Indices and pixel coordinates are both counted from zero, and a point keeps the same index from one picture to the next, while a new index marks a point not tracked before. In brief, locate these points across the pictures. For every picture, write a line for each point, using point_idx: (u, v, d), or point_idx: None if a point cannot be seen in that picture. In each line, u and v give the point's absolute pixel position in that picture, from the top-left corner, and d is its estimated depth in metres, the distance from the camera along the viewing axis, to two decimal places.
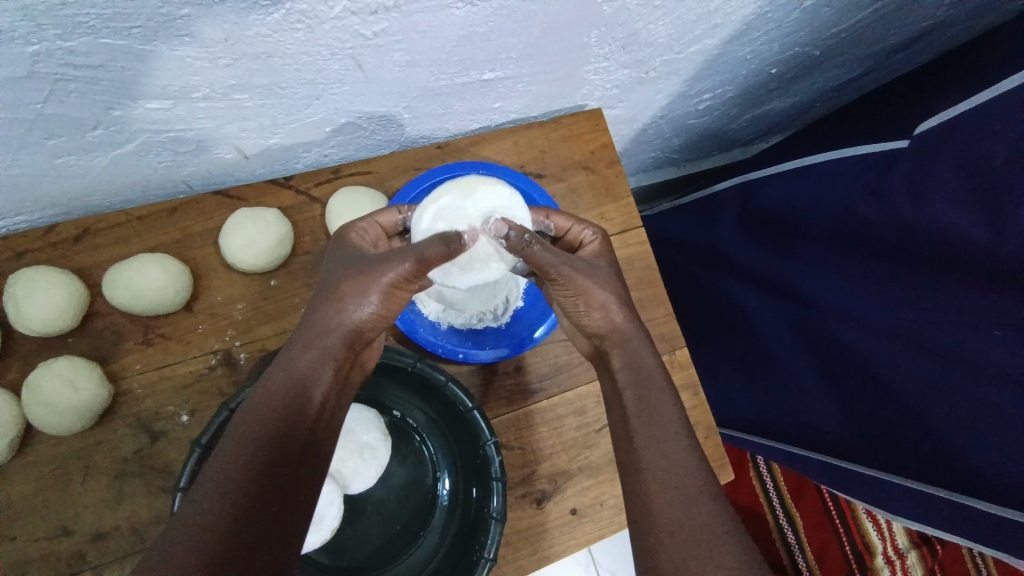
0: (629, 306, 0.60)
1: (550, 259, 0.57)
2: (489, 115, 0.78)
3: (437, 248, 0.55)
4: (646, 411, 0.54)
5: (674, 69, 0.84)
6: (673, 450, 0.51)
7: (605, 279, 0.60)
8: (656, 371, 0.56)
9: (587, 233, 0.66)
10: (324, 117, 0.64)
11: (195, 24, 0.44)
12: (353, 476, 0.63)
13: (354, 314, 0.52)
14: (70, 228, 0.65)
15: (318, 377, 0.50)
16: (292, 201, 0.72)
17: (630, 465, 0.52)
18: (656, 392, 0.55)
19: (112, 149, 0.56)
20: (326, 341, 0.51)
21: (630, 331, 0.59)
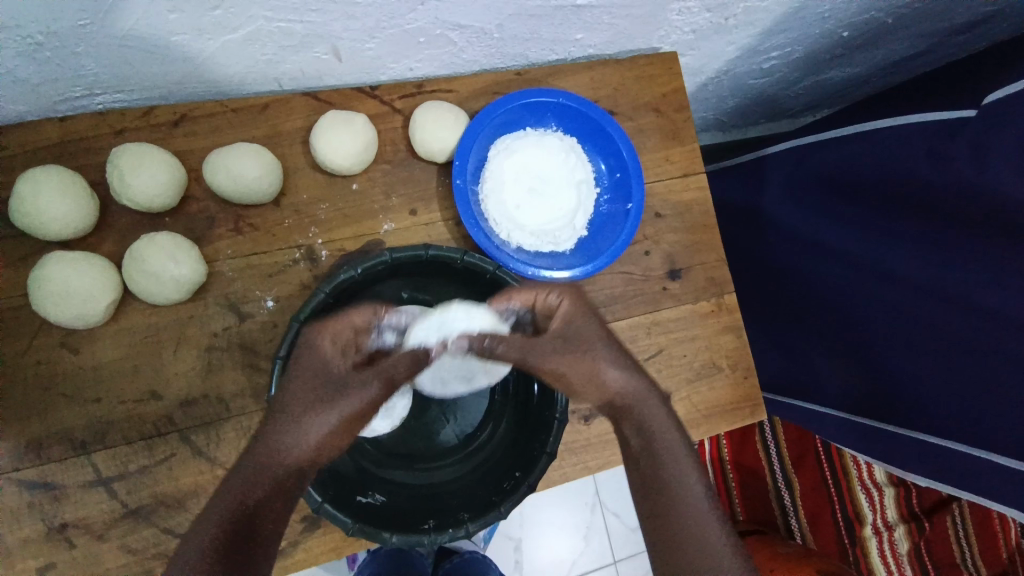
0: (625, 363, 0.61)
1: (528, 351, 0.59)
2: (569, 47, 0.79)
3: (404, 364, 0.59)
4: (673, 478, 0.56)
5: (751, 19, 0.85)
6: (706, 519, 0.55)
7: (590, 350, 0.60)
8: (671, 431, 0.58)
9: (553, 301, 0.61)
10: (421, 26, 0.65)
11: None
12: (432, 382, 0.69)
13: (309, 436, 0.54)
14: (167, 113, 0.67)
15: (274, 478, 0.52)
16: (375, 110, 0.74)
17: (666, 533, 0.54)
18: (676, 458, 0.57)
19: (224, 34, 0.58)
20: (281, 458, 0.52)
21: (641, 393, 0.60)
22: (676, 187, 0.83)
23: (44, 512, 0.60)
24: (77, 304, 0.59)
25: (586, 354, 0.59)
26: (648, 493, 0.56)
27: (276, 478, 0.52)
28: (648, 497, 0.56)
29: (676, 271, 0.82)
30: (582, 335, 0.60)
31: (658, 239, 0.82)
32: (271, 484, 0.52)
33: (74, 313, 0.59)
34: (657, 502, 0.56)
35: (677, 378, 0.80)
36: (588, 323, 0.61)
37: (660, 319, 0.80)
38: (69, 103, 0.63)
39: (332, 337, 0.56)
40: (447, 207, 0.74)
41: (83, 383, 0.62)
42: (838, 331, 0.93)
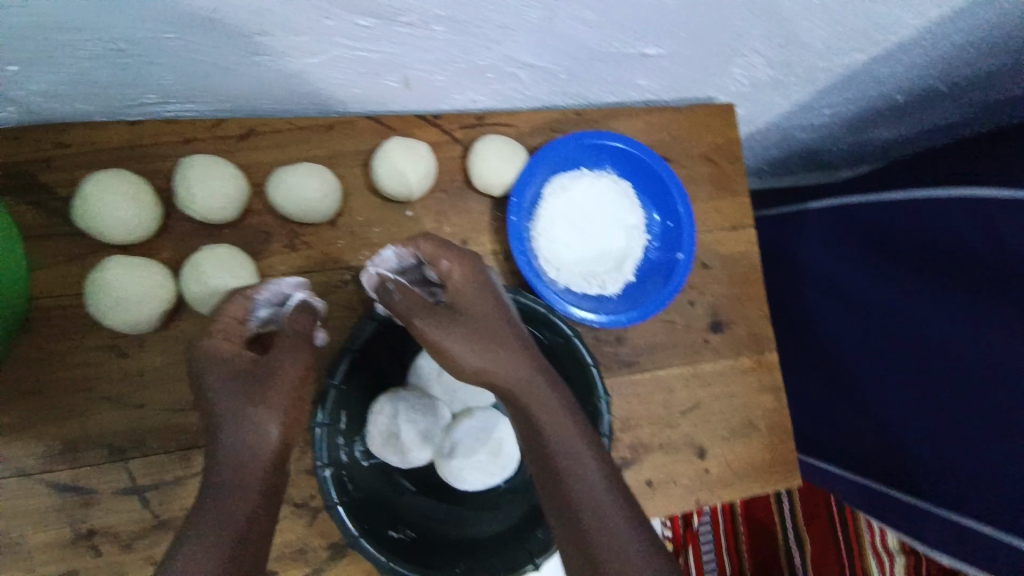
0: (507, 334, 0.55)
1: (436, 330, 0.53)
2: (630, 91, 0.79)
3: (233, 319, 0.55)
4: (560, 457, 0.52)
5: (812, 76, 0.84)
6: (603, 499, 0.51)
7: (479, 321, 0.55)
8: (544, 395, 0.54)
9: (446, 266, 0.56)
10: (493, 64, 0.65)
11: None
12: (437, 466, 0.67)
13: (268, 425, 0.52)
14: (236, 127, 0.68)
15: (242, 489, 0.50)
16: (436, 139, 0.74)
17: (567, 509, 0.51)
18: (563, 434, 0.53)
19: (304, 58, 0.59)
20: (245, 461, 0.51)
21: (519, 367, 0.54)
22: (724, 239, 0.82)
23: (71, 516, 0.60)
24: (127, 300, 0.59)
25: (469, 323, 0.54)
26: (543, 469, 0.53)
27: (246, 499, 0.50)
28: (542, 473, 0.53)
29: (719, 324, 0.80)
30: (473, 307, 0.55)
31: (704, 289, 0.81)
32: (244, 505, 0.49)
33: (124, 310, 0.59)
34: (551, 480, 0.52)
35: (712, 433, 0.78)
36: (473, 284, 0.56)
37: (700, 371, 0.79)
38: (140, 109, 0.64)
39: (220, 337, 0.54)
40: (498, 241, 0.74)
41: (126, 388, 0.62)
42: None
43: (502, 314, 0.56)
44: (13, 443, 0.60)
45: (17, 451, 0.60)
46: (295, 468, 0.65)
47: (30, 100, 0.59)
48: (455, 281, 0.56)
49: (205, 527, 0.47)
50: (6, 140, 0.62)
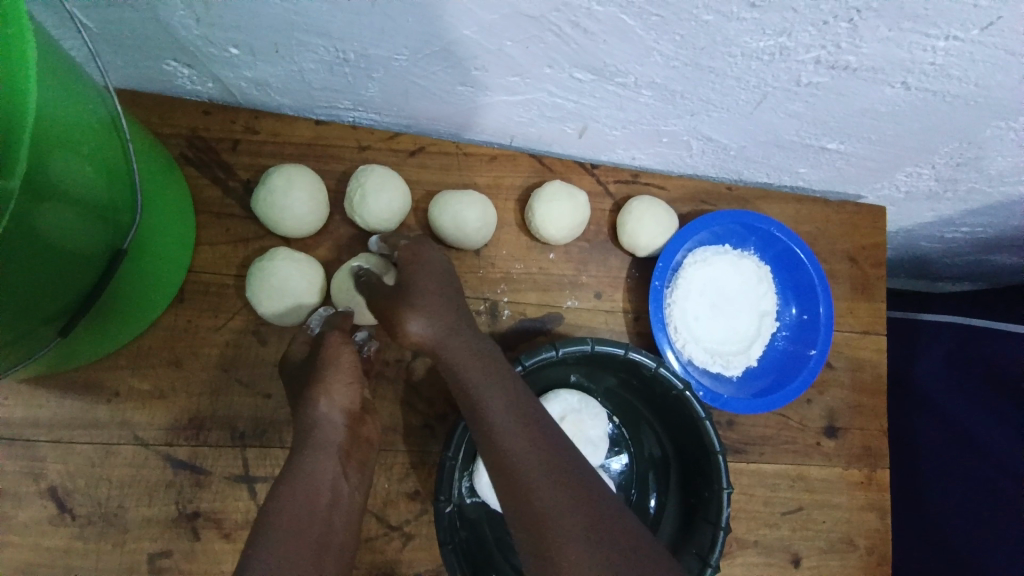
0: (430, 300, 0.54)
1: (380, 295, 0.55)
2: (785, 176, 0.78)
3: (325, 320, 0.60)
4: (494, 419, 0.50)
5: (969, 196, 0.82)
6: (543, 457, 0.47)
7: (416, 288, 0.55)
8: (505, 387, 0.52)
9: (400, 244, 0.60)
10: (675, 131, 0.66)
11: (701, 29, 0.47)
12: None
13: (335, 407, 0.54)
14: (408, 142, 0.69)
15: (318, 467, 0.51)
16: (590, 188, 0.74)
17: (525, 511, 0.45)
18: (491, 390, 0.51)
19: (503, 95, 0.60)
20: (319, 441, 0.53)
21: (444, 333, 0.54)
22: (852, 343, 0.79)
23: (179, 494, 0.60)
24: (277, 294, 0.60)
25: (406, 291, 0.54)
26: (500, 474, 0.48)
27: (322, 472, 0.51)
28: (497, 474, 0.48)
29: (834, 429, 0.77)
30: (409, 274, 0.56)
31: (824, 390, 0.78)
32: (321, 480, 0.51)
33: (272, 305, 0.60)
34: (506, 480, 0.47)
35: (810, 543, 0.74)
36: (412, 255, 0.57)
37: (808, 474, 0.75)
38: (328, 110, 0.66)
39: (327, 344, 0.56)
40: (630, 300, 0.73)
41: (258, 375, 0.62)
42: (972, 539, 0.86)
43: (441, 279, 0.56)
44: (142, 409, 0.61)
45: (146, 418, 0.61)
46: (397, 489, 0.64)
47: (238, 83, 0.61)
48: (410, 261, 0.57)
49: (289, 497, 0.48)
50: (201, 114, 0.65)
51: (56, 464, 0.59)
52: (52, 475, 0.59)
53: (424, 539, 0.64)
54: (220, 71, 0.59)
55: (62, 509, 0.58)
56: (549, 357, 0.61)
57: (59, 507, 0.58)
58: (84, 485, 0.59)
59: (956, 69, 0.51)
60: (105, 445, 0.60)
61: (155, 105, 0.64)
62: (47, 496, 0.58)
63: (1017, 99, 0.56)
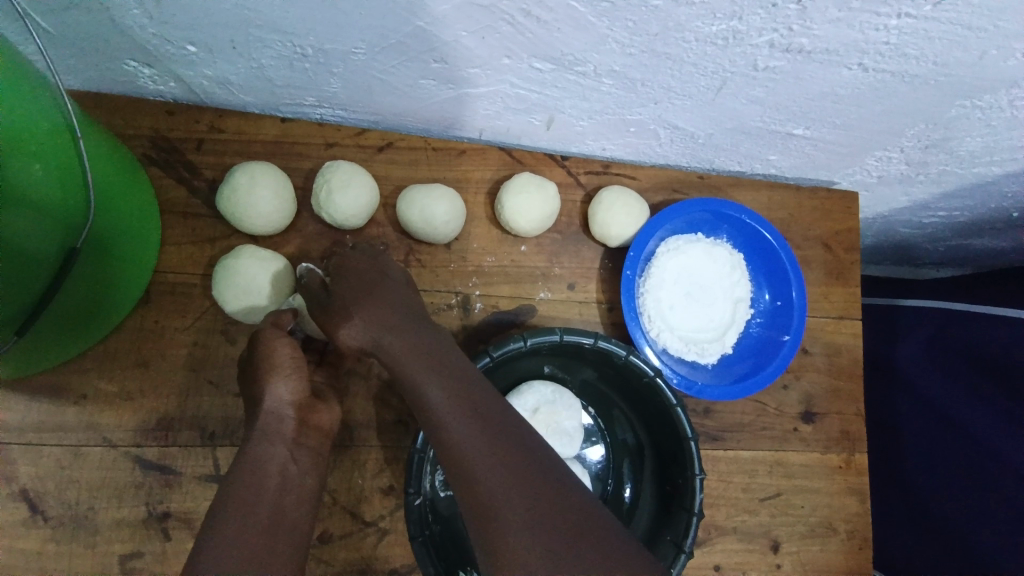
0: (370, 311, 0.54)
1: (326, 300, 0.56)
2: (757, 163, 0.78)
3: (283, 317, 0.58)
4: (435, 408, 0.48)
5: (940, 179, 0.82)
6: (487, 442, 0.46)
7: (356, 297, 0.54)
8: (446, 377, 0.50)
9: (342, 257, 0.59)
10: (641, 119, 0.66)
11: (653, 14, 0.47)
12: None
13: (282, 397, 0.53)
14: (376, 138, 0.69)
15: (268, 451, 0.50)
16: (561, 179, 0.74)
17: (472, 498, 0.44)
18: (431, 378, 0.50)
19: (466, 87, 0.60)
20: (271, 427, 0.52)
21: (378, 338, 0.53)
22: (827, 328, 0.80)
23: (149, 496, 0.60)
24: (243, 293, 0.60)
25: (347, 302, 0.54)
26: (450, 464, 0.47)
27: (272, 457, 0.50)
28: (447, 464, 0.47)
29: (812, 414, 0.77)
30: (352, 282, 0.56)
31: (801, 375, 0.78)
32: (272, 462, 0.50)
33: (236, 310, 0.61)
34: (456, 472, 0.46)
35: (790, 529, 0.74)
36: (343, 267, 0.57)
37: (786, 460, 0.75)
38: (293, 108, 0.66)
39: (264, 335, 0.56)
40: (603, 290, 0.73)
41: (227, 375, 0.62)
42: None
43: (380, 285, 0.56)
44: (111, 411, 0.60)
45: (114, 420, 0.60)
46: (371, 484, 0.64)
47: (199, 82, 0.61)
48: (346, 267, 0.57)
49: (238, 482, 0.48)
50: (165, 114, 0.65)
51: (27, 467, 0.58)
52: (23, 478, 0.58)
53: (399, 534, 0.63)
54: (181, 71, 0.59)
55: (32, 513, 0.58)
56: (518, 348, 0.61)
57: (32, 510, 0.58)
58: (54, 488, 0.59)
59: (911, 48, 0.51)
60: (74, 447, 0.59)
61: (118, 106, 0.64)
62: (18, 499, 0.58)
63: (977, 78, 0.57)
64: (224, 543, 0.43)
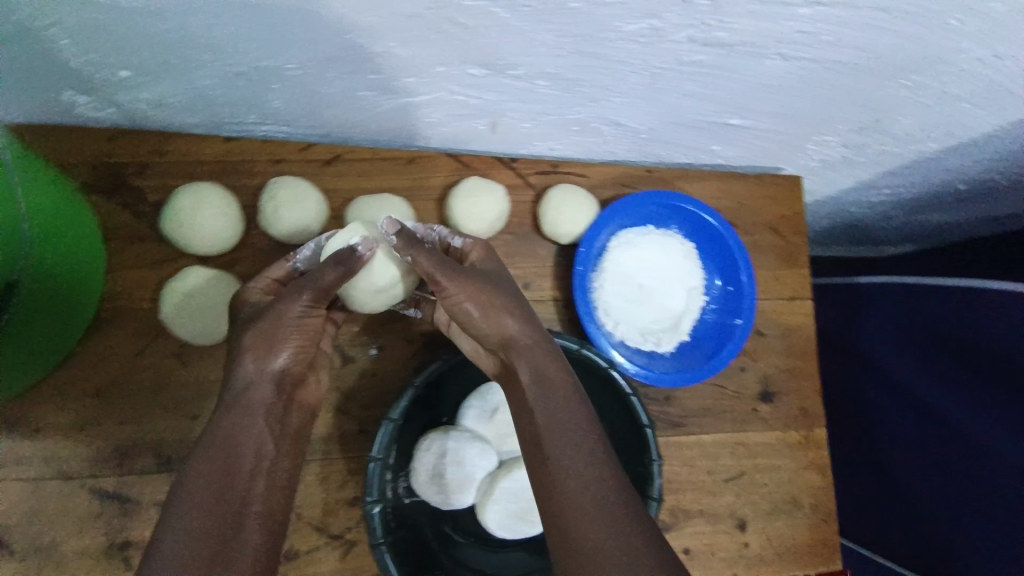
0: (520, 311, 0.56)
1: (423, 265, 0.54)
2: (703, 154, 0.80)
3: (331, 272, 0.53)
4: (540, 387, 0.52)
5: (880, 159, 0.85)
6: (576, 433, 0.49)
7: (493, 283, 0.56)
8: (545, 358, 0.54)
9: (467, 242, 0.60)
10: (582, 118, 0.67)
11: (575, 16, 0.48)
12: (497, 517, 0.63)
13: (273, 366, 0.52)
14: (323, 151, 0.69)
15: (243, 428, 0.49)
16: (511, 181, 0.75)
17: (557, 515, 0.45)
18: (538, 362, 0.54)
19: (406, 96, 0.61)
20: (248, 401, 0.50)
21: (520, 335, 0.55)
22: (781, 309, 0.82)
23: (110, 525, 0.59)
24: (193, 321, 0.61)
25: (484, 290, 0.55)
26: (535, 444, 0.50)
27: None
28: (533, 444, 0.50)
29: (770, 394, 0.79)
30: (486, 273, 0.57)
31: (757, 357, 0.80)
32: (246, 441, 0.49)
33: (167, 322, 0.61)
34: (539, 455, 0.49)
35: (755, 507, 0.76)
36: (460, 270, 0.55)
37: (748, 440, 0.77)
38: (236, 126, 0.66)
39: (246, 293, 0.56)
40: (559, 287, 0.75)
41: (184, 398, 0.62)
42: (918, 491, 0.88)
43: (511, 281, 0.58)
44: (66, 443, 0.60)
45: (70, 452, 0.60)
46: (337, 497, 0.64)
47: (136, 106, 0.61)
48: (483, 255, 0.59)
49: None
50: (106, 140, 0.64)
51: None
52: None
53: (366, 544, 0.64)
54: (116, 97, 0.59)
55: None
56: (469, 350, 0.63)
57: None
58: (12, 526, 0.58)
59: (826, 36, 0.53)
60: (30, 482, 0.59)
61: (56, 134, 0.63)
62: None
63: (895, 62, 0.59)
64: (187, 519, 0.44)
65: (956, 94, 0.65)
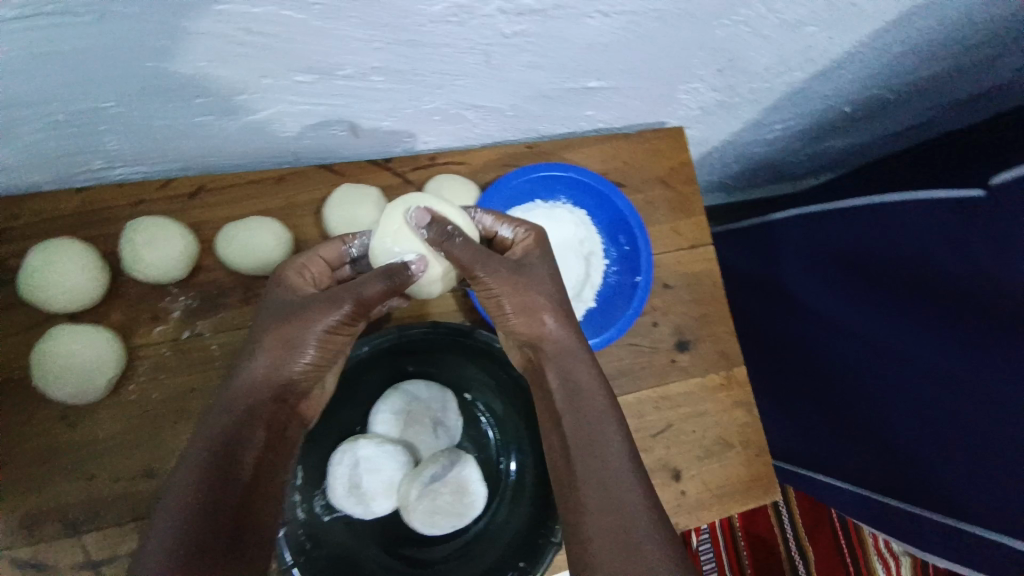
0: (561, 313, 0.62)
1: (466, 256, 0.59)
2: (579, 122, 0.80)
3: (376, 286, 0.57)
4: (581, 400, 0.58)
5: (756, 97, 0.86)
6: (610, 452, 0.55)
7: (534, 280, 0.61)
8: (585, 376, 0.60)
9: (520, 230, 0.65)
10: (438, 106, 0.67)
11: (370, 7, 0.47)
12: (421, 516, 0.63)
13: (283, 367, 0.56)
14: (186, 185, 0.68)
15: (245, 439, 0.53)
16: (390, 182, 0.75)
17: (573, 525, 0.54)
18: (583, 379, 0.59)
19: (247, 114, 0.60)
20: (252, 405, 0.54)
21: (562, 337, 0.61)
22: (684, 259, 0.83)
23: None
24: (95, 375, 0.61)
25: (524, 289, 0.60)
26: (565, 458, 0.57)
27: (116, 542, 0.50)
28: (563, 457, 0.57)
29: (686, 343, 0.81)
30: (531, 270, 0.62)
31: (667, 310, 0.81)
32: (248, 445, 0.53)
33: (42, 383, 0.60)
34: (567, 465, 0.56)
35: (686, 455, 0.77)
36: (494, 260, 0.60)
37: (670, 391, 0.79)
38: (88, 175, 0.64)
39: (298, 270, 0.60)
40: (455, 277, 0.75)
41: (84, 458, 0.63)
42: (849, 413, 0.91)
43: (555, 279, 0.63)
44: None
45: None
46: None
47: None
48: (535, 247, 0.64)
49: None
50: None
51: None
52: None
53: None
54: None
55: None
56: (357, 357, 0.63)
57: None
58: None
59: None
60: None
61: None
62: None
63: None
64: (172, 525, 0.48)
65: (794, 20, 0.66)
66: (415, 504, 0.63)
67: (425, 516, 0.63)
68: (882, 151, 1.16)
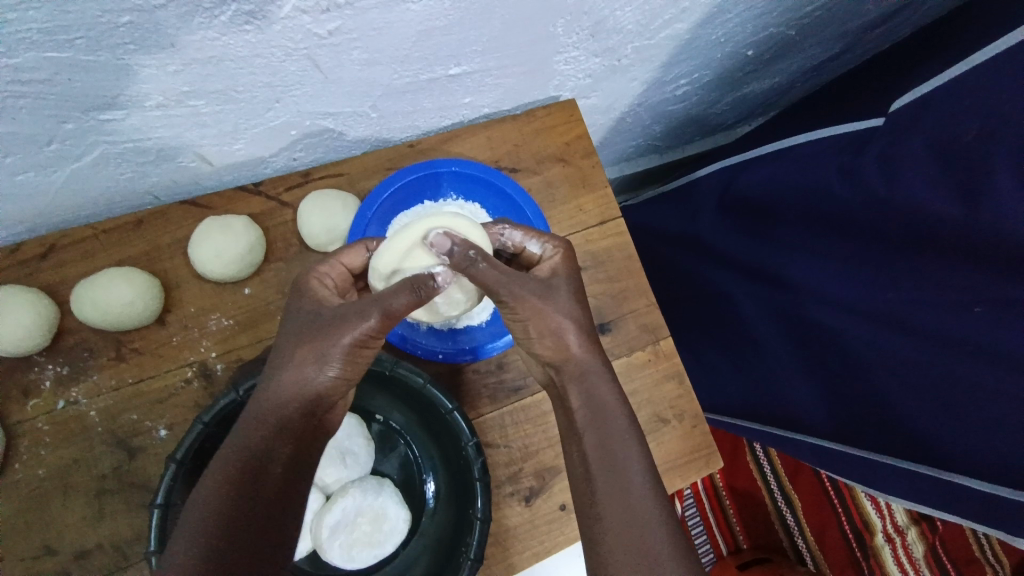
0: (588, 334, 0.58)
1: (494, 278, 0.54)
2: (460, 111, 0.75)
3: (404, 298, 0.51)
4: (603, 416, 0.54)
5: (646, 56, 0.80)
6: (631, 468, 0.52)
7: (556, 296, 0.57)
8: (596, 394, 0.56)
9: (548, 248, 0.62)
10: (287, 121, 0.61)
11: (138, 30, 0.41)
12: (338, 552, 0.61)
13: (317, 380, 0.51)
14: (35, 246, 0.64)
15: (273, 452, 0.50)
16: (261, 207, 0.71)
17: (587, 537, 0.52)
18: (599, 394, 0.56)
19: (70, 164, 0.55)
20: (281, 419, 0.50)
21: (586, 362, 0.57)
22: (593, 237, 0.80)
23: None
24: None
25: (528, 312, 0.55)
26: (581, 474, 0.54)
27: None
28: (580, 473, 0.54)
29: (606, 325, 0.78)
30: (553, 286, 0.58)
31: None
32: (274, 461, 0.50)
33: None
34: (580, 482, 0.54)
35: None
36: (517, 282, 0.55)
37: None
38: None
39: (320, 276, 0.57)
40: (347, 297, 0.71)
41: None
42: (808, 368, 0.83)
43: (580, 300, 0.59)
44: None
45: None
46: None
47: None
48: (556, 270, 0.60)
49: None
50: None
51: None
52: None
53: None
54: None
55: None
56: (234, 402, 0.56)
57: None
58: None
59: None
60: None
61: None
62: None
63: None
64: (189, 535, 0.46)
65: None
66: (331, 540, 0.61)
67: (343, 550, 0.61)
68: (803, 87, 1.11)
